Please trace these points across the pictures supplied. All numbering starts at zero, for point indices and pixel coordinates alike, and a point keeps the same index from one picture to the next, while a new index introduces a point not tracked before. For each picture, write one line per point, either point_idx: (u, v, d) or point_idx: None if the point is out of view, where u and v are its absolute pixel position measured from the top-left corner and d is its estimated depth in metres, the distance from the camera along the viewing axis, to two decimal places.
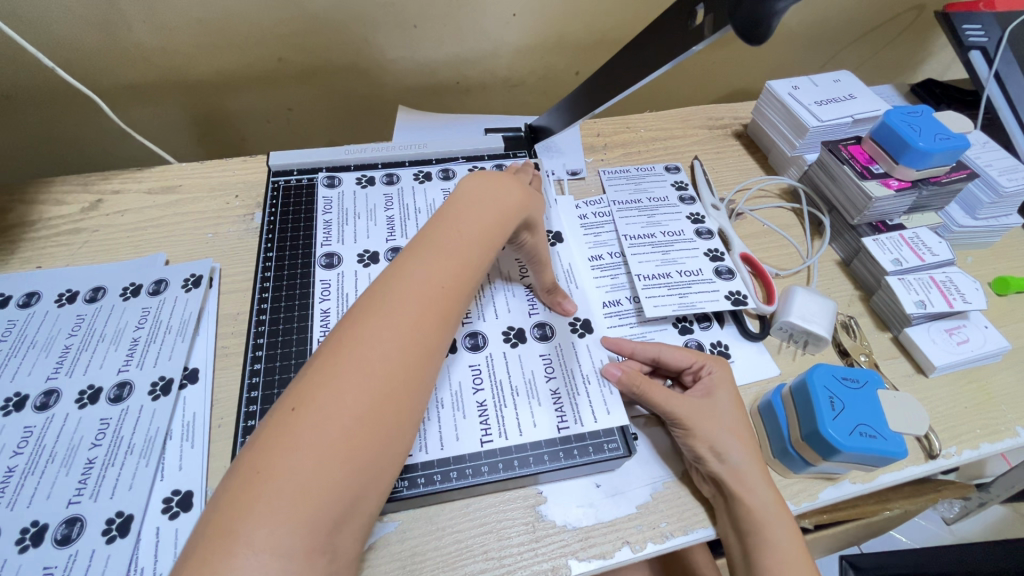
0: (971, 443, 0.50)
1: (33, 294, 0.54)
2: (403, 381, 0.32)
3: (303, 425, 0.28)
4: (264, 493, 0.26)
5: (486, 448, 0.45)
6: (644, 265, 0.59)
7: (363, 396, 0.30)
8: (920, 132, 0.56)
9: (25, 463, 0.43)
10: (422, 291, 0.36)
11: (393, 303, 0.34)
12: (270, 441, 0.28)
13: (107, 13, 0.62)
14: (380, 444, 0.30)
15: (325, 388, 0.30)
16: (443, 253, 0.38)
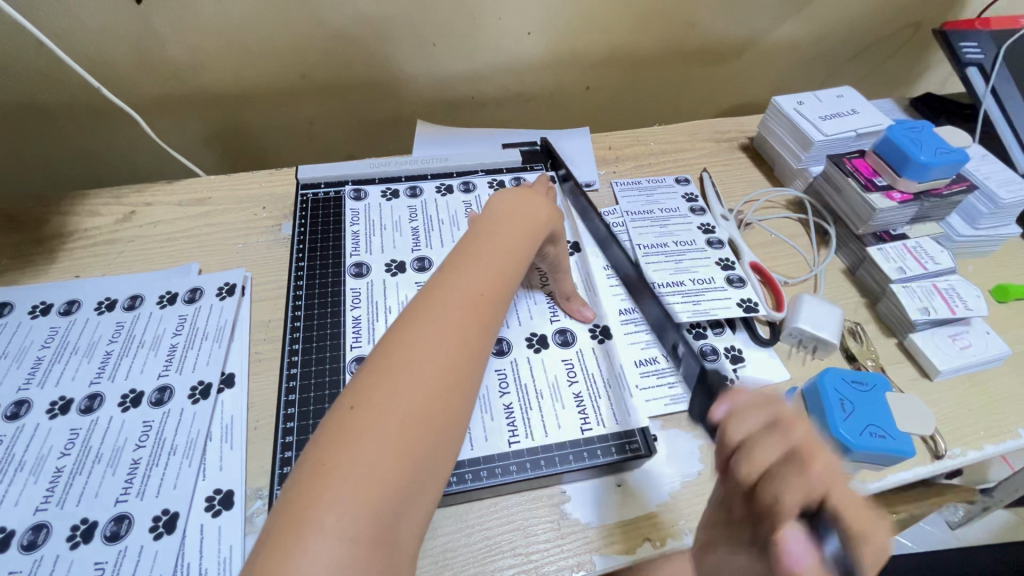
0: (975, 444, 0.52)
1: (74, 303, 0.56)
2: (454, 380, 0.34)
3: (365, 422, 0.31)
4: (334, 484, 0.28)
5: (514, 449, 0.47)
6: (659, 273, 0.61)
7: (419, 393, 0.32)
8: (921, 146, 0.59)
9: (74, 463, 0.45)
10: (465, 298, 0.39)
11: (439, 310, 0.37)
12: (334, 439, 0.30)
13: (143, 31, 0.66)
14: (437, 437, 0.32)
15: (382, 387, 0.32)
16: (480, 265, 0.42)
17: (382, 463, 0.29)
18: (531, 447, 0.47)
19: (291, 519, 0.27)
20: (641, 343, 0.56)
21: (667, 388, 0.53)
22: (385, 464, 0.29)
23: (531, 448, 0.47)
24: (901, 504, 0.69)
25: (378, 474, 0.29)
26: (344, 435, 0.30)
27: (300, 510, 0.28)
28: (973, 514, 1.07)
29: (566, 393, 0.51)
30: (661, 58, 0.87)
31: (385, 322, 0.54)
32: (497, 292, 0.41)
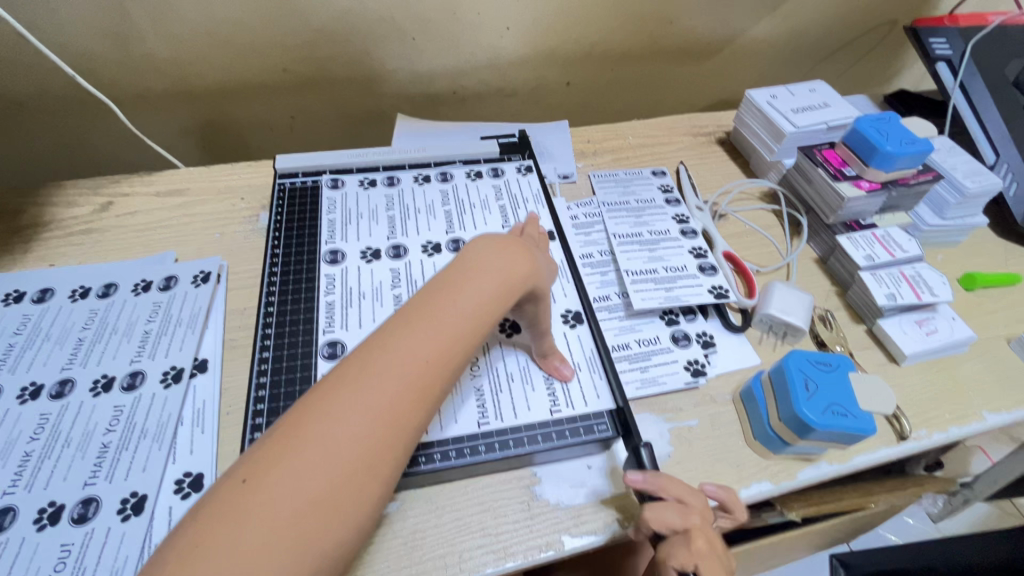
0: (940, 426, 0.53)
1: (47, 291, 0.56)
2: (401, 431, 0.32)
3: (296, 454, 0.29)
4: (244, 520, 0.27)
5: (482, 429, 0.48)
6: (632, 262, 0.62)
7: (361, 439, 0.31)
8: (887, 136, 0.60)
9: (42, 448, 0.45)
10: (443, 334, 0.36)
11: (380, 375, 0.33)
12: (262, 463, 0.29)
13: (121, 22, 0.66)
14: (366, 490, 0.30)
15: (325, 420, 0.30)
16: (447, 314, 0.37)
17: (299, 509, 0.28)
18: (499, 427, 0.48)
19: (196, 541, 0.26)
20: (613, 329, 0.57)
21: (639, 372, 0.54)
22: (303, 509, 0.28)
23: (500, 428, 0.48)
24: (875, 492, 0.70)
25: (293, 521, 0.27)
26: (272, 465, 0.29)
27: (206, 536, 0.26)
28: (954, 506, 1.08)
29: (536, 375, 0.52)
30: (640, 54, 0.88)
31: (358, 308, 0.54)
32: (480, 326, 0.38)
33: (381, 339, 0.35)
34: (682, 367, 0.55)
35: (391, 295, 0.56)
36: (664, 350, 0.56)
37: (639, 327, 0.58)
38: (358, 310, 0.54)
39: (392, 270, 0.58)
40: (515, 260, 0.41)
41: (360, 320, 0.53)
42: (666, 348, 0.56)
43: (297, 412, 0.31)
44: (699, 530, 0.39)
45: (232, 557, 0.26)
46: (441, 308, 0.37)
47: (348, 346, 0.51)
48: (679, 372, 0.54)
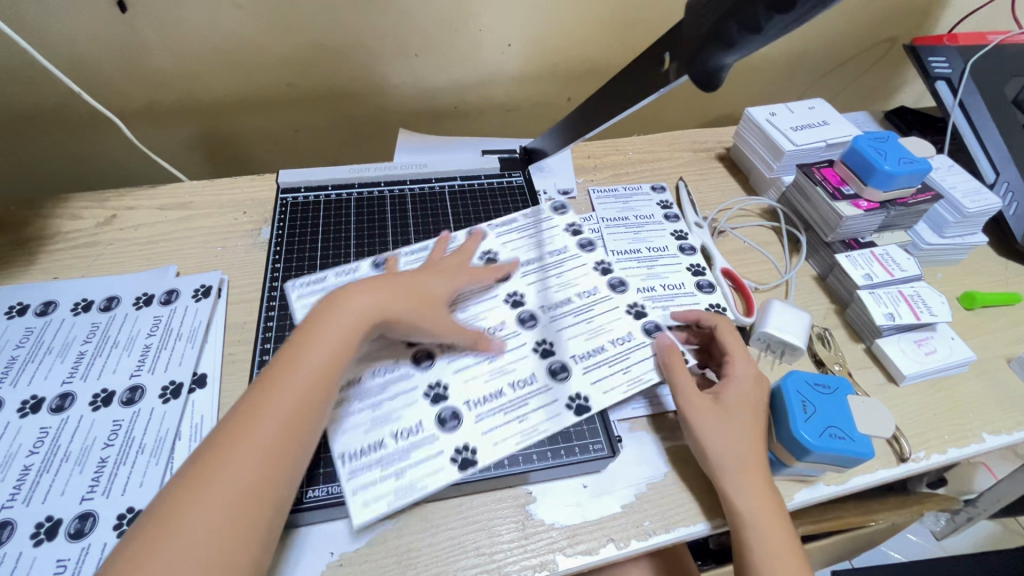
0: (939, 448, 0.53)
1: (51, 303, 0.57)
2: (282, 461, 0.39)
3: (218, 475, 0.37)
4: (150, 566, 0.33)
5: (438, 448, 0.46)
6: (584, 269, 0.61)
7: (268, 443, 0.39)
8: (885, 156, 0.61)
9: (41, 461, 0.45)
10: (308, 376, 0.42)
11: (250, 427, 0.39)
12: (165, 514, 0.35)
13: (129, 39, 0.67)
14: (257, 519, 0.37)
15: (213, 468, 0.37)
16: (308, 359, 0.43)
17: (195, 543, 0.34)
18: (460, 445, 0.47)
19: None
20: (582, 334, 0.55)
21: (622, 373, 0.52)
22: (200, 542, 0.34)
23: (459, 447, 0.46)
24: (876, 510, 0.70)
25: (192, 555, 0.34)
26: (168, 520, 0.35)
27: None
28: (958, 524, 1.07)
29: (506, 386, 0.50)
30: None
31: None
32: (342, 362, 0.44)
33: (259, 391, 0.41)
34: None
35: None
36: (642, 347, 0.54)
37: (608, 327, 0.55)
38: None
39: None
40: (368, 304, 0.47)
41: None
42: (643, 345, 0.54)
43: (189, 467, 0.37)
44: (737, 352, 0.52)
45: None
46: (302, 357, 0.43)
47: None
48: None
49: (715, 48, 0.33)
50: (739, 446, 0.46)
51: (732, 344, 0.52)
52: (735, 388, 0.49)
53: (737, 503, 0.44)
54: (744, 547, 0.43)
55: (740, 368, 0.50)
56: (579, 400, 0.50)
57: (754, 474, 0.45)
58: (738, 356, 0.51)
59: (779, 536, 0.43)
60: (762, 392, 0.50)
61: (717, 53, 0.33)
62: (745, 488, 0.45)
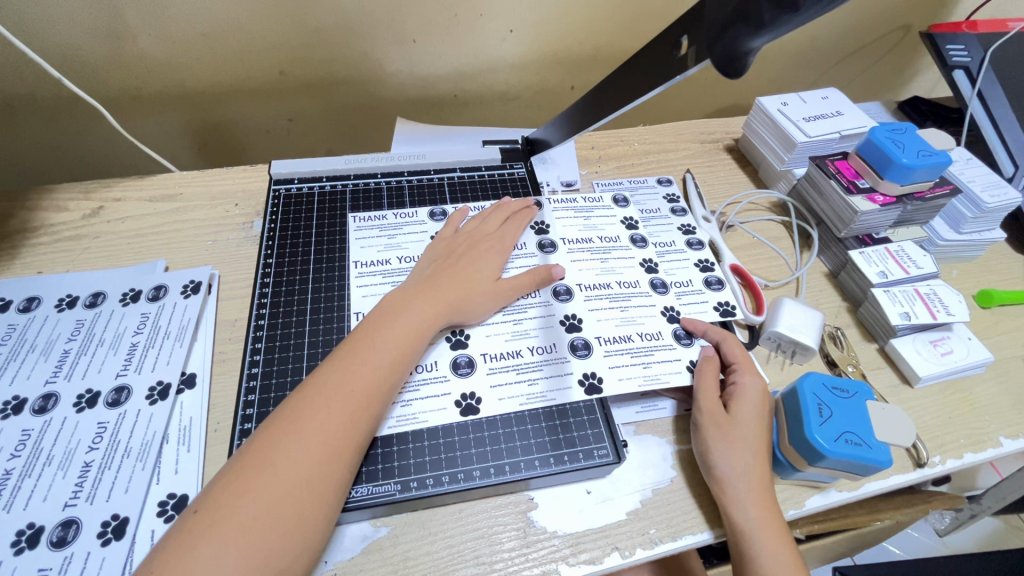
0: (956, 452, 0.51)
1: (34, 299, 0.54)
2: (341, 447, 0.38)
3: (275, 459, 0.36)
4: (206, 537, 0.32)
5: (445, 389, 0.48)
6: (630, 262, 0.60)
7: (327, 433, 0.38)
8: (904, 148, 0.58)
9: (22, 466, 0.44)
10: (370, 367, 0.42)
11: (308, 415, 0.38)
12: (223, 490, 0.35)
13: (113, 24, 0.64)
14: (311, 505, 0.36)
15: (275, 448, 0.36)
16: (371, 352, 0.43)
17: (247, 524, 0.33)
18: (466, 392, 0.48)
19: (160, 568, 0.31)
20: (612, 320, 0.54)
21: (641, 367, 0.51)
22: (253, 523, 0.33)
23: (466, 394, 0.48)
24: (883, 510, 0.68)
25: (244, 535, 0.33)
26: (225, 496, 0.34)
27: (173, 559, 0.32)
28: (962, 521, 1.06)
29: (525, 374, 0.50)
30: None
31: (384, 274, 0.55)
32: (407, 357, 0.44)
33: (322, 373, 0.41)
34: (685, 367, 0.51)
35: (402, 259, 0.56)
36: (667, 347, 0.53)
37: (641, 321, 0.55)
38: (384, 280, 0.55)
39: (424, 238, 0.59)
40: (431, 300, 0.48)
41: (381, 291, 0.54)
42: (669, 345, 0.53)
43: (248, 447, 0.37)
44: (743, 364, 0.50)
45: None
46: (365, 347, 0.43)
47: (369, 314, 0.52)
48: (682, 372, 0.51)
49: (741, 30, 0.30)
50: (742, 456, 0.44)
51: (737, 354, 0.51)
52: (741, 400, 0.47)
53: (735, 512, 0.43)
54: (748, 561, 0.41)
55: (749, 380, 0.49)
56: (592, 380, 0.50)
57: (756, 485, 0.44)
58: (744, 368, 0.50)
59: (781, 551, 0.42)
60: (768, 406, 0.48)
61: (745, 35, 0.30)
62: (750, 498, 0.43)
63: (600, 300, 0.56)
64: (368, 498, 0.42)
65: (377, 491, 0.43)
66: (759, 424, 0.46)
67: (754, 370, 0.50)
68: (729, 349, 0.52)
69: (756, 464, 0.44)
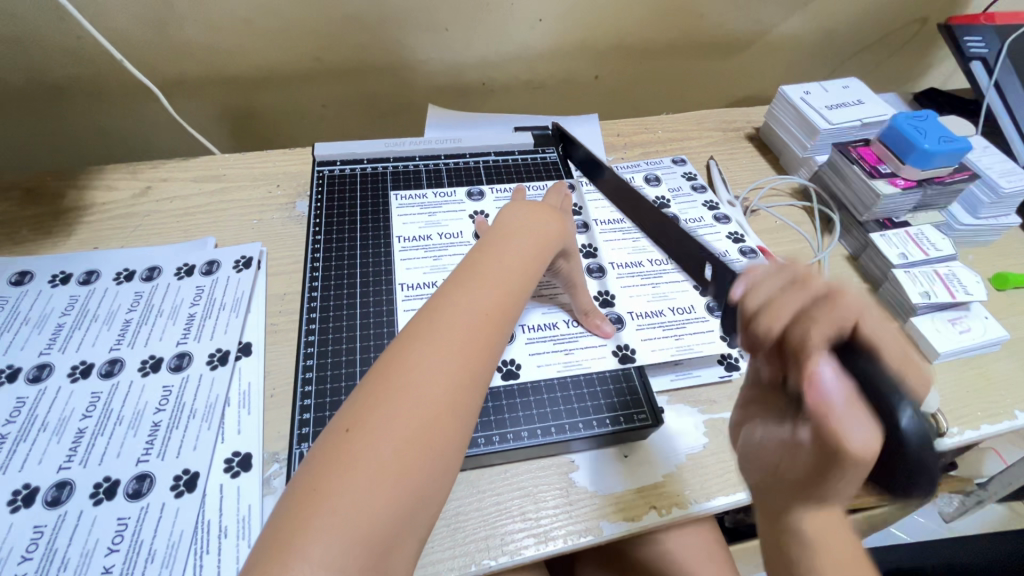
0: (973, 424, 0.54)
1: (92, 273, 0.57)
2: (477, 370, 0.34)
3: (414, 372, 0.32)
4: (353, 463, 0.29)
5: None
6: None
7: (463, 351, 0.34)
8: (926, 134, 0.60)
9: (95, 425, 0.46)
10: (496, 287, 0.38)
11: (438, 331, 0.34)
12: (359, 414, 0.31)
13: (163, 11, 0.67)
14: (454, 426, 0.32)
15: (414, 361, 0.33)
16: (493, 273, 0.39)
17: (400, 442, 0.30)
18: (506, 358, 0.51)
19: (313, 483, 0.28)
20: (645, 296, 0.57)
21: (673, 339, 0.54)
22: (406, 440, 0.30)
23: (506, 360, 0.51)
24: None
25: (396, 453, 0.29)
26: (364, 418, 0.30)
27: (329, 474, 0.28)
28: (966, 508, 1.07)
29: (563, 342, 0.53)
30: (671, 48, 0.88)
31: (426, 248, 0.58)
32: (527, 283, 0.41)
33: (448, 293, 0.37)
34: (717, 338, 0.55)
35: (442, 235, 0.59)
36: (700, 319, 0.56)
37: (673, 296, 0.57)
38: (426, 254, 0.58)
39: (463, 216, 0.61)
40: (545, 225, 0.44)
41: (422, 265, 0.56)
42: (701, 319, 0.56)
43: (387, 360, 0.33)
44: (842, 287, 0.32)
45: (348, 511, 0.27)
46: (488, 268, 0.39)
47: (414, 286, 0.55)
48: (714, 341, 0.54)
49: None
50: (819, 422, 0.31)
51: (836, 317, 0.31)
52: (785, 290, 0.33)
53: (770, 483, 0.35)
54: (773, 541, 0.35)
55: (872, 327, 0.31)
56: (625, 350, 0.53)
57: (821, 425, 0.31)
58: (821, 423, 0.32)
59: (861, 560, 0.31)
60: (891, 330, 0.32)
61: None
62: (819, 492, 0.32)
63: (631, 278, 0.58)
64: None
65: None
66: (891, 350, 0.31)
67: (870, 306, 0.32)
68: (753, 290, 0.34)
69: (865, 438, 0.29)
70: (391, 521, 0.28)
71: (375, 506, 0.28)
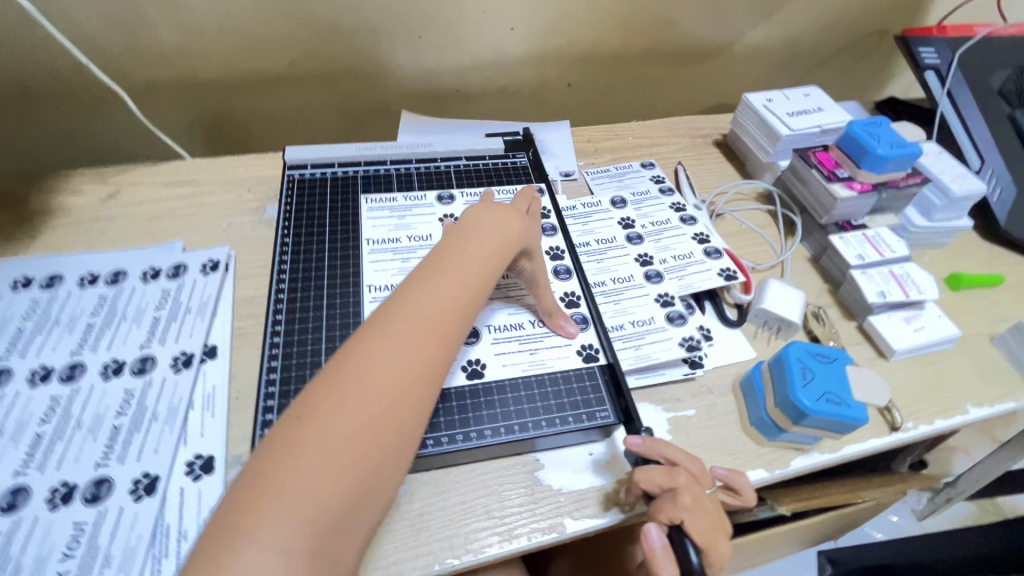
0: (927, 418, 0.56)
1: (56, 277, 0.56)
2: (435, 363, 0.35)
3: (371, 363, 0.33)
4: (304, 449, 0.29)
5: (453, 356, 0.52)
6: (625, 258, 0.64)
7: (421, 343, 0.35)
8: (879, 140, 0.62)
9: (53, 430, 0.46)
10: (457, 282, 0.39)
11: (397, 323, 0.35)
12: (313, 401, 0.31)
13: (133, 15, 0.67)
14: (407, 415, 0.32)
15: (371, 352, 0.33)
16: (456, 268, 0.40)
17: (351, 430, 0.30)
18: (472, 358, 0.52)
19: (262, 469, 0.28)
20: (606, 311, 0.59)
21: (633, 349, 0.55)
22: (358, 428, 0.30)
23: (471, 360, 0.52)
24: (865, 485, 0.72)
25: (348, 440, 0.30)
26: (320, 401, 0.31)
27: (279, 460, 0.29)
28: (937, 504, 1.09)
29: (528, 343, 0.54)
30: (642, 56, 0.90)
31: (394, 251, 0.59)
32: (489, 278, 0.42)
33: (409, 287, 0.38)
34: (676, 344, 0.56)
35: (411, 238, 0.60)
36: (659, 329, 0.57)
37: (634, 310, 0.59)
38: (394, 257, 0.58)
39: (432, 219, 0.62)
40: (509, 222, 0.45)
41: (391, 266, 0.57)
42: (661, 328, 0.57)
43: (345, 350, 0.34)
44: (686, 488, 0.40)
45: (297, 494, 0.27)
46: (450, 264, 0.40)
47: (380, 288, 0.55)
48: (673, 348, 0.56)
49: None
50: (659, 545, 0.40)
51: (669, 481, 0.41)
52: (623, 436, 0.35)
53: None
54: None
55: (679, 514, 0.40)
56: (589, 350, 0.54)
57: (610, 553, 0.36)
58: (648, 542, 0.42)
59: None
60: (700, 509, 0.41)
61: None
62: None
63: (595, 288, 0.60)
64: None
65: None
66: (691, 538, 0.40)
67: (703, 505, 0.41)
68: (658, 443, 0.43)
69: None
70: (340, 508, 0.28)
71: (325, 492, 0.28)
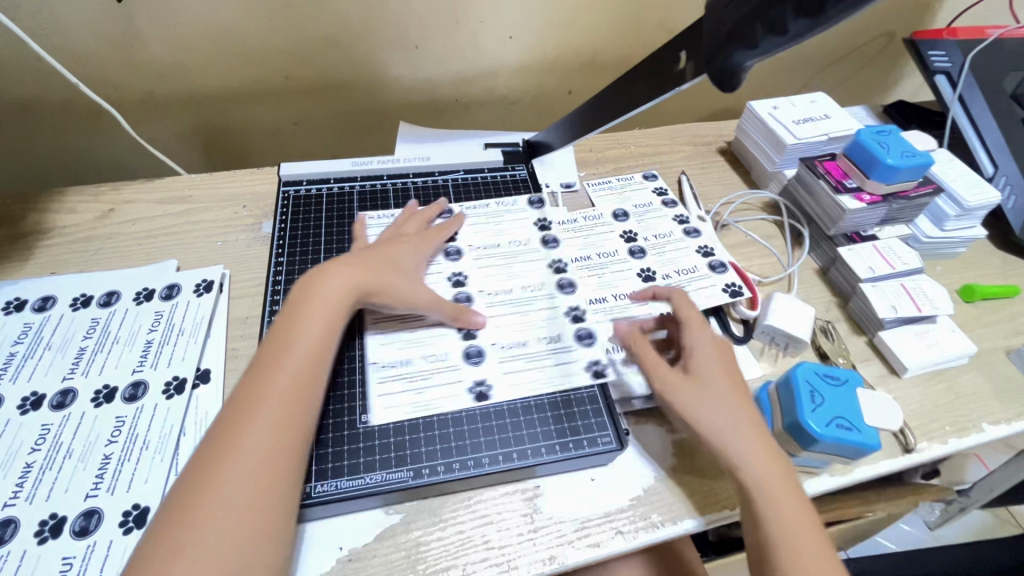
0: (942, 439, 0.54)
1: (48, 298, 0.56)
2: (291, 441, 0.39)
3: (223, 465, 0.37)
4: (177, 558, 0.33)
5: (458, 376, 0.51)
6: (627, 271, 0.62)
7: (273, 428, 0.39)
8: (888, 149, 0.61)
9: (43, 459, 0.45)
10: (296, 360, 0.43)
11: (248, 415, 0.39)
12: (175, 516, 0.35)
13: (125, 31, 0.66)
14: (272, 501, 0.37)
15: (230, 453, 0.37)
16: (293, 345, 0.43)
17: (219, 532, 0.34)
18: (478, 380, 0.51)
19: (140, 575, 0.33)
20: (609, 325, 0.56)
21: (639, 365, 0.53)
22: (225, 528, 0.35)
23: (478, 381, 0.51)
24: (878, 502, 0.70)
25: (220, 541, 0.34)
26: (206, 470, 0.37)
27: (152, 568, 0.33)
28: (951, 514, 1.07)
29: (536, 360, 0.53)
30: None
31: None
32: (326, 344, 0.45)
33: (258, 375, 0.41)
34: None
35: None
36: (665, 343, 0.55)
37: (637, 324, 0.57)
38: None
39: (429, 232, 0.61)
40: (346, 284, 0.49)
41: None
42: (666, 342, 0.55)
43: (202, 458, 0.38)
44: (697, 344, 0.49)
45: None
46: (288, 345, 0.43)
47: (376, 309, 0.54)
48: None
49: (737, 47, 0.34)
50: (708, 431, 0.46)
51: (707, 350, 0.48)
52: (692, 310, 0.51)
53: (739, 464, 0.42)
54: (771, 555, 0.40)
55: (745, 449, 0.43)
56: (598, 367, 0.53)
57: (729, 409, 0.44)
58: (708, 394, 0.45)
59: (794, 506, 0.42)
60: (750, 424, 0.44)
61: (739, 52, 0.34)
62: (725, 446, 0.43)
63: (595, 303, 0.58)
64: (396, 484, 0.45)
65: (390, 478, 0.45)
66: (783, 513, 0.41)
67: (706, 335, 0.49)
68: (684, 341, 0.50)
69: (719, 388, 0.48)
70: None
71: None
